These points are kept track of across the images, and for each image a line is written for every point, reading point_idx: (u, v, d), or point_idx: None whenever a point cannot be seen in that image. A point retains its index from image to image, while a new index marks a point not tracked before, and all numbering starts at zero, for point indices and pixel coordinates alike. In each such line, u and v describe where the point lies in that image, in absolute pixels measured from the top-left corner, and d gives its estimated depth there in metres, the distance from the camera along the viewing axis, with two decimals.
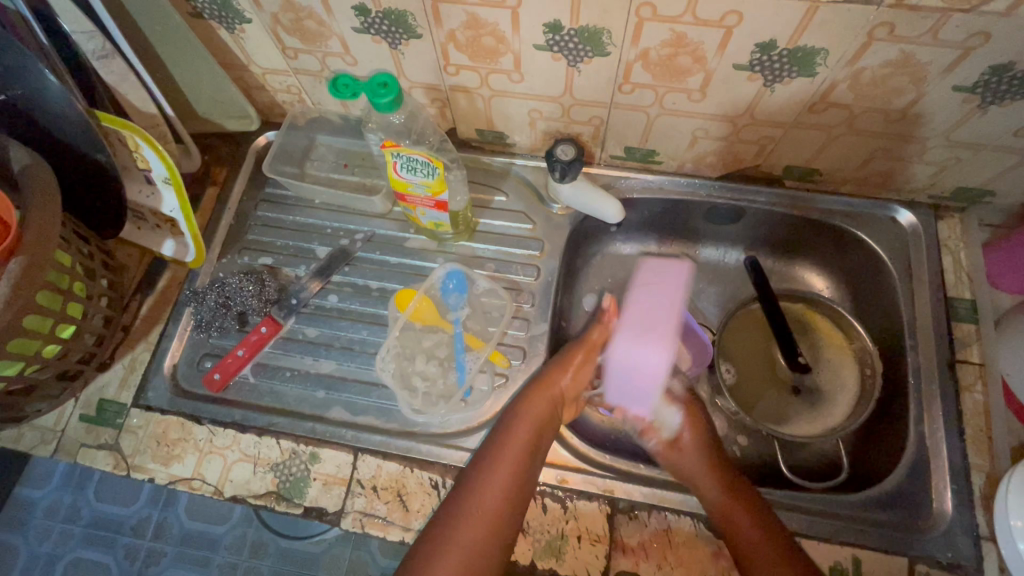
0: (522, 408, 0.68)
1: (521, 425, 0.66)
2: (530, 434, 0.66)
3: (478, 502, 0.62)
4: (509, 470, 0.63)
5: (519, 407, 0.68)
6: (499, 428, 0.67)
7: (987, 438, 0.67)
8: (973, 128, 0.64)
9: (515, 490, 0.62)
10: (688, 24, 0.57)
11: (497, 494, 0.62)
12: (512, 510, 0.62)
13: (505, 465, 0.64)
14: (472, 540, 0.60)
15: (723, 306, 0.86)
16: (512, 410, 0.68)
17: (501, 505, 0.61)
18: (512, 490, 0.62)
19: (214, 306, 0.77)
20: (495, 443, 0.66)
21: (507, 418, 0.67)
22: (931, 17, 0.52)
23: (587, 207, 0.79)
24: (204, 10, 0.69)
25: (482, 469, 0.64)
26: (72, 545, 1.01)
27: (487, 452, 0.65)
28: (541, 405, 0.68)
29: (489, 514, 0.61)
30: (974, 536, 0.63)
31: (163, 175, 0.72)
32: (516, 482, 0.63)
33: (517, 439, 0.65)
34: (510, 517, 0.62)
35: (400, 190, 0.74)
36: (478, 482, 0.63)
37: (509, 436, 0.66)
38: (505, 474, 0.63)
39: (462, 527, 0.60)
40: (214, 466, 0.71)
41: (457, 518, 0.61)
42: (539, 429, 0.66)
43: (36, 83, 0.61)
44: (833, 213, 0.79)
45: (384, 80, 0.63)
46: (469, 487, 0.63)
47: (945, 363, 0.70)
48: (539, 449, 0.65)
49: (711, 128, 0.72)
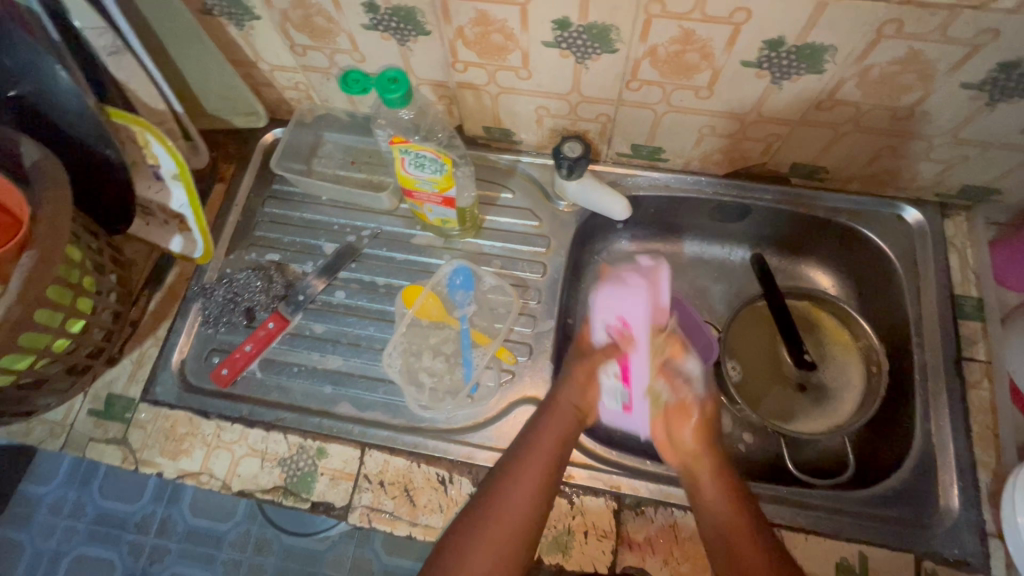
0: (544, 419, 0.68)
1: (547, 427, 0.67)
2: (555, 439, 0.66)
3: (504, 497, 0.61)
4: (535, 475, 0.63)
5: (543, 416, 0.68)
6: (524, 435, 0.67)
7: (993, 435, 0.67)
8: (980, 126, 0.64)
9: (542, 493, 0.62)
10: (697, 21, 0.57)
11: (522, 499, 0.61)
12: (538, 515, 0.61)
13: (532, 467, 0.63)
14: (496, 542, 0.59)
15: (729, 304, 0.86)
16: (534, 420, 0.68)
17: (527, 505, 0.61)
18: (539, 494, 0.62)
19: (223, 302, 0.79)
20: (518, 452, 0.65)
21: (533, 423, 0.68)
22: (939, 14, 0.52)
23: (593, 204, 0.80)
24: (214, 6, 0.69)
25: (506, 475, 0.63)
26: (76, 542, 1.01)
27: (510, 460, 0.65)
28: (564, 415, 0.68)
29: (515, 513, 0.60)
30: (980, 533, 0.64)
31: (172, 171, 0.73)
32: (544, 484, 0.63)
33: (542, 446, 0.65)
34: (538, 519, 0.61)
35: (407, 186, 0.74)
36: (501, 488, 0.62)
37: (533, 443, 0.66)
38: (533, 473, 0.63)
39: (484, 531, 0.59)
40: (222, 460, 0.71)
41: (479, 523, 0.60)
42: (565, 431, 0.67)
43: (46, 78, 0.61)
44: (839, 211, 0.79)
45: (394, 75, 0.63)
46: (490, 492, 0.62)
47: (951, 361, 0.70)
48: (566, 454, 0.66)
49: (718, 126, 0.72)
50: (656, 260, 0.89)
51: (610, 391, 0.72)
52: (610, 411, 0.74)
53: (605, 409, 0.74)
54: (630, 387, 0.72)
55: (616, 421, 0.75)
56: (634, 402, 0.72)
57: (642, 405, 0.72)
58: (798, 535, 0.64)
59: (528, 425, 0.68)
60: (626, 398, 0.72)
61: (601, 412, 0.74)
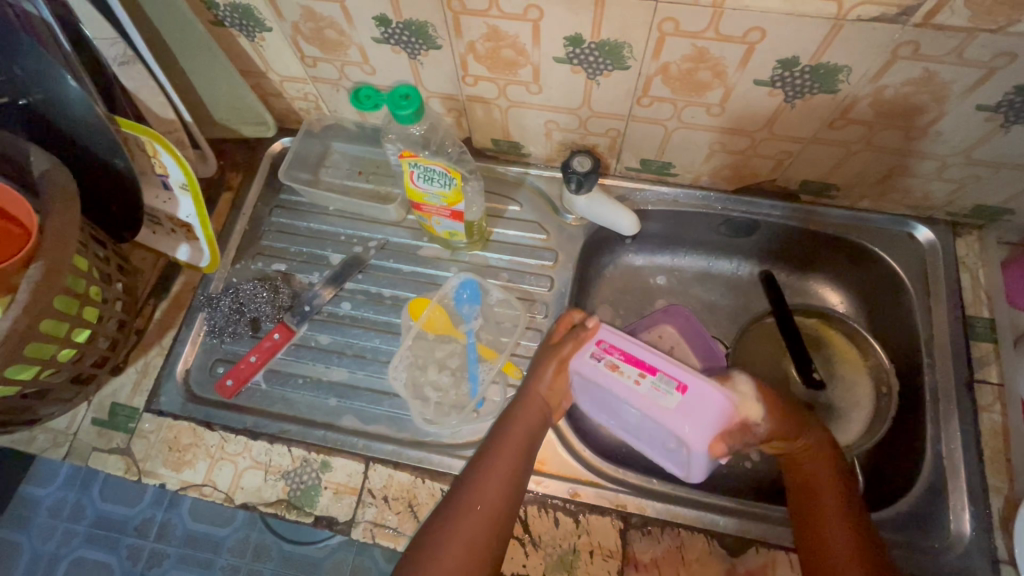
0: (516, 410, 0.67)
1: (516, 424, 0.66)
2: (526, 430, 0.66)
3: (475, 496, 0.61)
4: (503, 474, 0.62)
5: (512, 409, 0.68)
6: (496, 428, 0.67)
7: (1006, 459, 0.66)
8: (995, 146, 0.63)
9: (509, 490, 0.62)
10: (710, 39, 0.57)
11: (492, 493, 0.61)
12: (510, 505, 0.61)
13: (503, 467, 0.63)
14: (466, 538, 0.58)
15: (737, 320, 0.85)
16: (502, 417, 0.68)
17: (496, 504, 0.60)
18: (510, 489, 0.62)
19: (227, 312, 0.78)
20: (487, 449, 0.65)
21: (504, 418, 0.67)
22: (956, 37, 0.52)
23: (601, 219, 0.79)
24: (226, 18, 0.69)
25: (478, 467, 0.63)
26: (75, 544, 0.92)
27: (486, 449, 0.65)
28: (530, 409, 0.67)
29: (485, 516, 0.60)
30: (992, 559, 0.63)
31: (180, 180, 0.72)
32: (513, 476, 0.63)
33: (513, 437, 0.65)
34: (505, 518, 0.61)
35: (415, 199, 0.74)
36: (467, 487, 0.62)
37: (502, 437, 0.65)
38: (503, 472, 0.62)
39: (456, 523, 0.59)
40: (225, 472, 0.71)
41: (446, 524, 0.60)
42: (533, 427, 0.66)
43: (56, 89, 0.62)
44: (849, 228, 0.79)
45: (406, 92, 0.63)
46: (465, 487, 0.62)
47: (963, 383, 0.70)
48: (535, 451, 0.65)
49: (728, 143, 0.72)
50: (664, 274, 0.88)
51: (654, 388, 0.63)
52: (684, 410, 0.61)
53: (680, 417, 0.61)
54: (658, 368, 0.63)
55: (703, 419, 0.61)
56: (680, 375, 0.62)
57: (683, 371, 0.63)
58: None
59: (498, 423, 0.67)
60: (673, 380, 0.62)
61: (683, 421, 0.61)
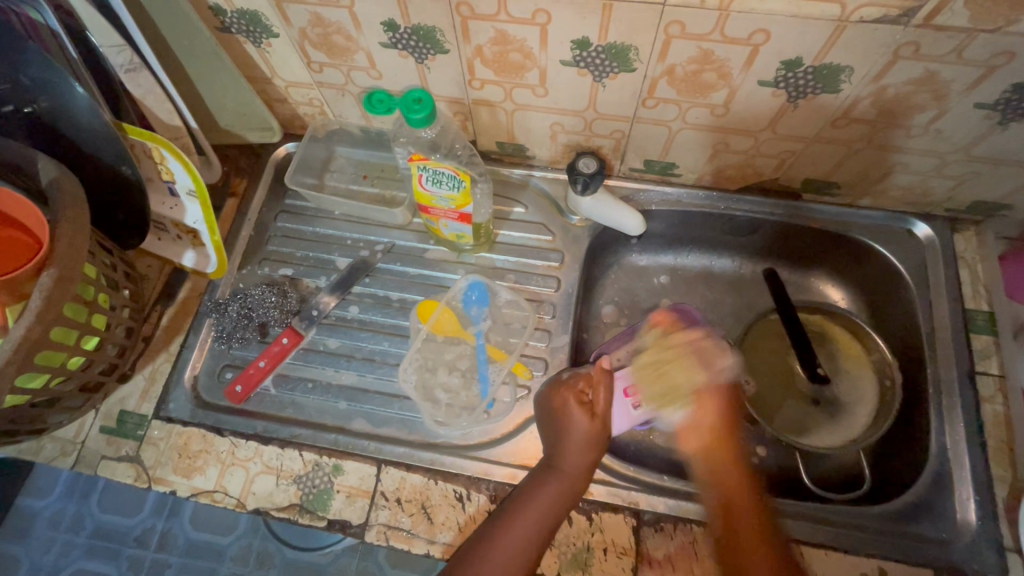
0: (541, 482, 0.65)
1: (538, 496, 0.64)
2: (546, 503, 0.63)
3: (480, 564, 0.59)
4: (512, 548, 0.60)
5: (538, 479, 0.65)
6: (516, 493, 0.65)
7: (1008, 449, 0.68)
8: (993, 143, 0.65)
9: (529, 544, 0.61)
10: (716, 42, 0.58)
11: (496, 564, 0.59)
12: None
13: (513, 540, 0.61)
14: None
15: (741, 318, 0.86)
16: (526, 483, 0.66)
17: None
18: (517, 563, 0.60)
19: (236, 318, 0.78)
20: (503, 514, 0.63)
21: (528, 485, 0.65)
22: (956, 37, 0.53)
23: (605, 219, 0.80)
24: (232, 25, 0.69)
25: (489, 531, 0.62)
26: (71, 558, 0.83)
27: (501, 515, 0.63)
28: (556, 484, 0.64)
29: None
30: (999, 547, 0.64)
31: (187, 187, 0.73)
32: (524, 551, 0.60)
33: (530, 509, 0.63)
34: None
35: (424, 202, 0.74)
36: (476, 551, 0.60)
37: (520, 507, 0.63)
38: (512, 545, 0.60)
39: None
40: (237, 478, 0.70)
41: None
42: (556, 502, 0.63)
43: (62, 94, 0.61)
44: (851, 225, 0.80)
45: (418, 96, 0.63)
46: (472, 548, 0.61)
47: (966, 375, 0.71)
48: (554, 528, 0.63)
49: (732, 142, 0.73)
50: (668, 273, 0.89)
51: None
52: None
53: None
54: None
55: None
56: None
57: None
58: (818, 551, 0.64)
59: (522, 487, 0.65)
60: None
61: None
